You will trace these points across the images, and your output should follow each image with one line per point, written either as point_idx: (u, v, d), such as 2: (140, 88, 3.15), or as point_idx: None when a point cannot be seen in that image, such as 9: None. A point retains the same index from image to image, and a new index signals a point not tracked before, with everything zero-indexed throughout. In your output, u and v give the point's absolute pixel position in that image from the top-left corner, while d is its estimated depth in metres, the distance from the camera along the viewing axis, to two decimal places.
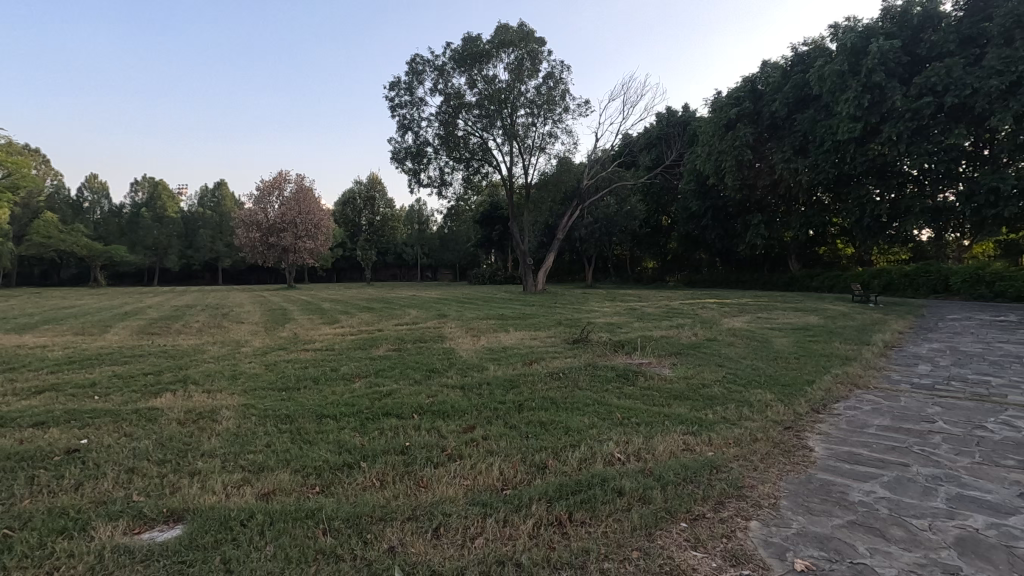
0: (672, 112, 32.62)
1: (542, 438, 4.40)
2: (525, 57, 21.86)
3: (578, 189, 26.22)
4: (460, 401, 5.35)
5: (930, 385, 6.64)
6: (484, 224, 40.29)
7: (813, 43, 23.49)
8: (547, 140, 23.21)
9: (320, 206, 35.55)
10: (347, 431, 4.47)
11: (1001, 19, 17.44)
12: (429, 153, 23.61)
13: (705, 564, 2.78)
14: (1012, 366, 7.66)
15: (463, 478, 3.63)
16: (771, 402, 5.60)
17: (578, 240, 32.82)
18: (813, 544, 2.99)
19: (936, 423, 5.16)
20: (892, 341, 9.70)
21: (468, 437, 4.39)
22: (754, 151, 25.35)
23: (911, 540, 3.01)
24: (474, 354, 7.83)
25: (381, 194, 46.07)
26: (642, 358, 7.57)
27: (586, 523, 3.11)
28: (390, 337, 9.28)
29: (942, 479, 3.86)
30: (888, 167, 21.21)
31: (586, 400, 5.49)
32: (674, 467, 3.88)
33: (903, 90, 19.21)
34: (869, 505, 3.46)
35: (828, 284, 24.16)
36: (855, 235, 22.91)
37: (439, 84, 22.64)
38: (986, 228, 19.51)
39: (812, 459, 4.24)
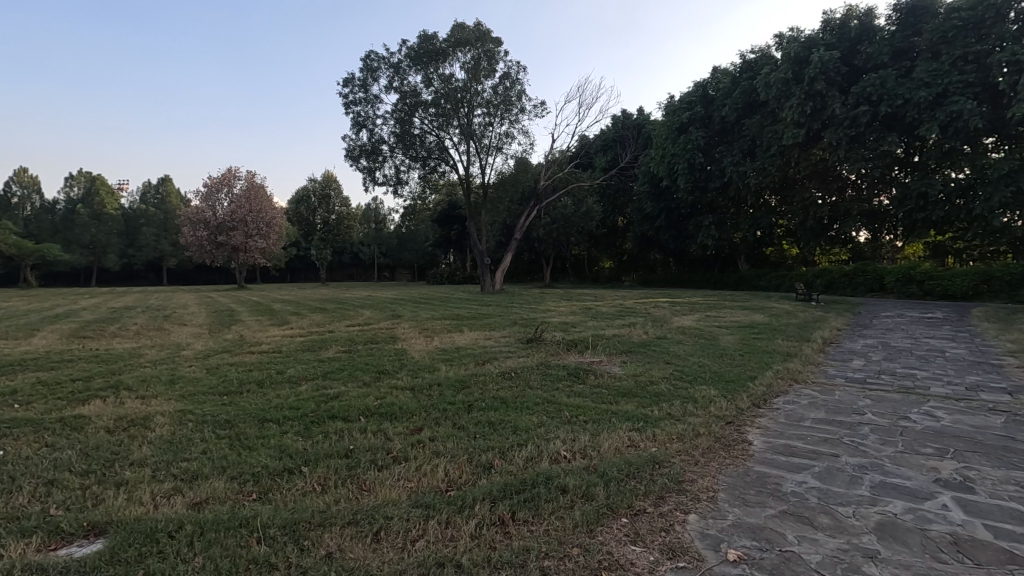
0: (628, 114, 33.23)
1: (490, 438, 4.39)
2: (481, 57, 21.86)
3: (535, 189, 26.34)
4: (408, 403, 5.30)
5: (862, 379, 7.01)
6: (441, 223, 40.05)
7: (760, 52, 24.47)
8: (504, 140, 23.23)
9: (272, 203, 34.45)
10: (290, 435, 4.37)
11: (929, 34, 18.55)
12: (384, 151, 23.28)
13: (643, 558, 2.84)
14: (936, 360, 8.17)
15: (407, 480, 3.60)
16: (715, 398, 5.78)
17: (536, 240, 33.06)
18: (746, 534, 3.10)
19: (866, 415, 5.45)
20: (830, 338, 10.19)
21: (415, 438, 4.37)
22: (705, 154, 26.24)
23: (836, 527, 3.17)
24: (426, 354, 7.79)
25: (336, 192, 45.18)
26: (593, 357, 7.67)
27: (529, 522, 3.13)
28: (341, 338, 9.11)
29: (867, 468, 4.08)
30: (829, 172, 22.30)
31: (536, 399, 5.53)
32: (618, 464, 3.95)
33: (842, 99, 20.26)
34: (799, 495, 3.61)
35: (774, 284, 25.16)
36: (799, 236, 23.86)
37: (395, 81, 22.36)
38: (916, 231, 20.79)
39: (749, 453, 4.39)
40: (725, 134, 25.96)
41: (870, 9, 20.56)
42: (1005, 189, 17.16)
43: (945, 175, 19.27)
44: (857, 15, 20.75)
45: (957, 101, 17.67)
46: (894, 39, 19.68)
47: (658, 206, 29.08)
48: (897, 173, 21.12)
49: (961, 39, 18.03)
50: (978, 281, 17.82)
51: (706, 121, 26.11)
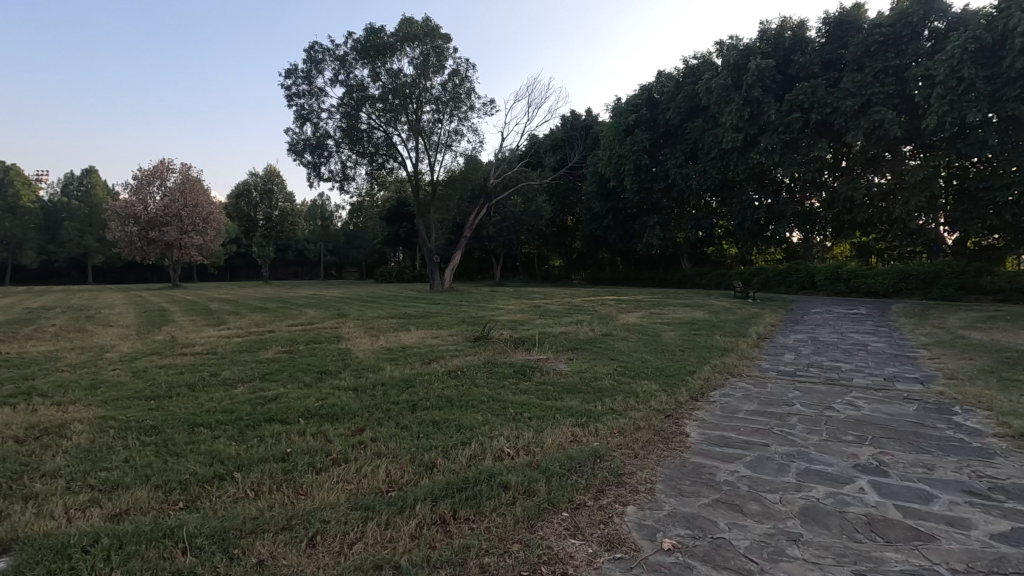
0: (577, 115, 33.70)
1: (433, 437, 4.36)
2: (430, 53, 21.66)
3: (484, 188, 26.27)
4: (351, 403, 5.18)
5: (792, 372, 7.41)
6: (390, 221, 39.31)
7: (702, 58, 25.42)
8: (453, 137, 23.03)
9: (210, 198, 32.83)
10: (223, 439, 4.17)
11: (854, 48, 19.77)
12: (330, 146, 22.67)
13: (582, 550, 2.90)
14: (858, 353, 8.72)
15: (346, 483, 3.52)
16: (656, 392, 5.95)
17: (486, 238, 33.01)
18: (681, 523, 3.20)
19: (795, 406, 5.76)
20: (764, 333, 10.69)
21: (356, 439, 4.26)
22: (651, 155, 26.99)
23: (764, 513, 3.32)
24: (371, 354, 7.62)
25: (280, 187, 43.63)
26: (539, 355, 7.74)
27: (470, 520, 3.13)
28: (282, 338, 8.81)
29: (794, 456, 4.31)
30: (765, 176, 23.40)
31: (482, 396, 5.54)
32: (560, 459, 4.00)
33: (777, 106, 21.36)
34: (732, 484, 3.77)
35: (715, 282, 26.13)
36: (738, 236, 24.86)
37: (341, 75, 21.82)
38: (843, 232, 22.14)
39: (687, 444, 4.56)
40: (669, 137, 26.78)
41: (802, 21, 21.70)
42: (920, 194, 18.55)
43: (870, 179, 20.56)
44: (791, 26, 21.82)
45: (879, 111, 18.95)
46: (824, 51, 20.87)
47: (606, 205, 29.61)
48: (826, 177, 22.37)
49: (883, 53, 19.33)
50: (898, 279, 19.22)
51: (651, 123, 26.82)
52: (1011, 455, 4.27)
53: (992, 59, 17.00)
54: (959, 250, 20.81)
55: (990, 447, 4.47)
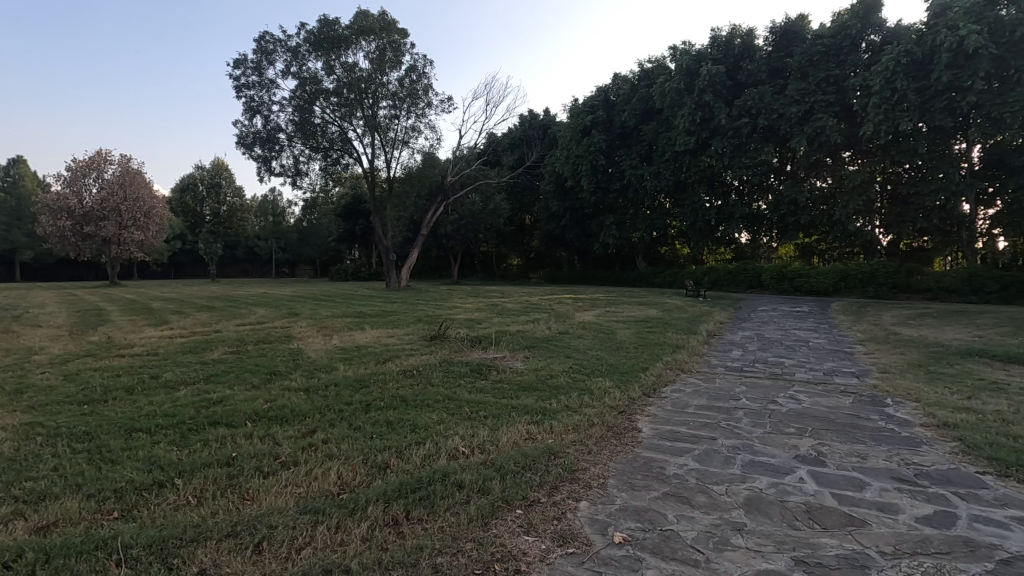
0: (535, 114, 33.90)
1: (387, 438, 4.29)
2: (386, 47, 21.35)
3: (442, 185, 26.06)
4: (302, 404, 5.05)
5: (739, 367, 7.69)
6: (346, 218, 38.46)
7: (656, 62, 26.05)
8: (410, 134, 22.73)
9: (151, 191, 31.24)
10: (163, 445, 3.99)
11: (799, 57, 20.72)
12: (282, 140, 22.01)
13: (534, 547, 2.92)
14: (800, 349, 9.14)
15: (295, 486, 3.43)
16: (610, 389, 6.06)
17: (444, 237, 32.77)
18: (631, 517, 3.27)
19: (741, 400, 5.98)
20: (714, 330, 11.06)
21: (306, 442, 4.15)
22: (607, 156, 27.44)
23: (710, 504, 3.44)
24: (324, 353, 7.45)
25: (228, 181, 42.05)
26: (496, 353, 7.76)
27: (423, 520, 3.10)
28: (229, 337, 8.52)
29: (739, 448, 4.47)
30: (715, 178, 24.17)
31: (437, 396, 5.50)
32: (515, 457, 4.02)
33: (726, 111, 22.15)
34: (681, 477, 3.88)
35: (668, 281, 26.81)
36: (690, 237, 25.56)
37: (293, 67, 21.22)
38: (788, 234, 23.11)
39: (638, 440, 4.66)
40: (625, 139, 27.31)
41: (750, 30, 22.57)
42: (857, 198, 19.70)
43: (813, 183, 21.54)
44: (740, 34, 22.66)
45: (820, 118, 19.92)
46: (771, 58, 21.79)
47: (564, 205, 29.89)
48: (773, 180, 23.27)
49: (824, 63, 20.35)
50: (837, 279, 20.25)
51: (608, 124, 27.29)
52: (936, 443, 4.57)
53: (923, 71, 18.12)
54: (892, 251, 21.90)
55: (917, 436, 4.78)
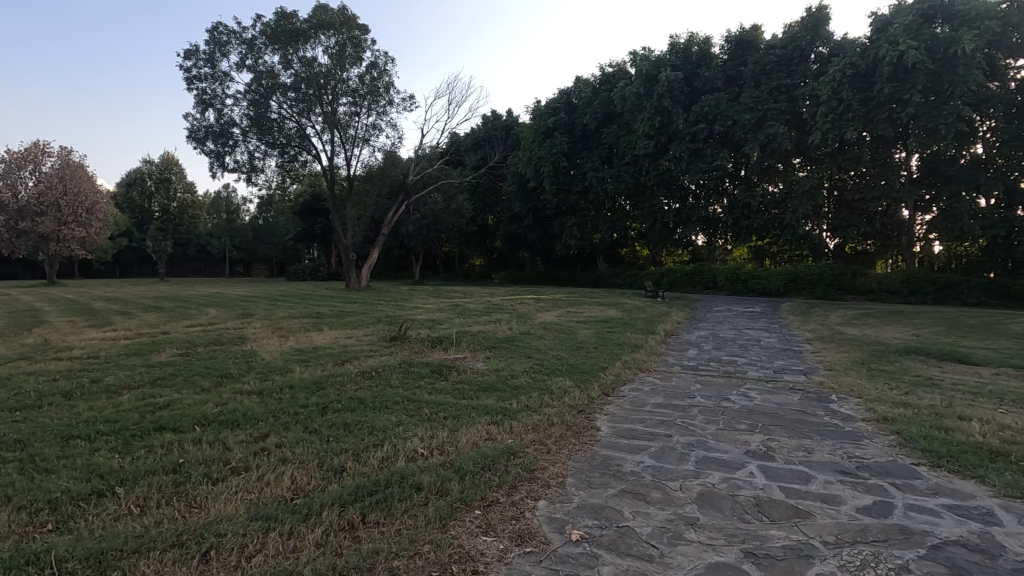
0: (497, 115, 33.92)
1: (343, 441, 4.21)
2: (346, 43, 20.96)
3: (404, 184, 25.75)
4: (255, 408, 4.90)
5: (695, 366, 7.90)
6: (304, 216, 37.49)
7: (617, 66, 26.51)
8: (371, 132, 22.35)
9: (94, 186, 29.69)
10: (103, 452, 3.80)
11: (753, 65, 21.51)
12: (236, 135, 21.31)
13: (493, 547, 2.91)
14: (752, 348, 9.46)
15: (247, 492, 3.32)
16: (570, 388, 6.13)
17: (405, 236, 32.39)
18: (589, 514, 3.31)
19: (696, 398, 6.15)
20: (671, 330, 11.33)
21: (258, 446, 4.04)
22: (569, 158, 27.72)
23: (665, 500, 3.52)
24: (279, 355, 7.25)
25: (178, 176, 40.44)
26: (457, 354, 7.73)
27: (379, 523, 3.05)
28: (178, 339, 8.19)
29: (693, 445, 4.60)
30: (674, 182, 24.77)
31: (396, 397, 5.43)
32: (474, 458, 4.01)
33: (684, 116, 22.76)
34: (637, 474, 3.96)
35: (628, 282, 27.28)
36: (650, 238, 26.11)
37: (248, 59, 20.58)
38: (742, 236, 23.87)
39: (597, 438, 4.72)
40: (586, 141, 27.69)
41: (707, 38, 23.23)
42: (806, 203, 20.56)
43: (765, 188, 22.33)
44: (697, 42, 23.28)
45: (773, 126, 20.72)
46: (727, 66, 22.52)
47: (526, 206, 30.00)
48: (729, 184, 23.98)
49: (776, 73, 21.19)
50: (787, 280, 21.09)
51: (570, 127, 27.60)
52: (876, 436, 4.81)
53: (866, 83, 19.06)
54: (838, 254, 22.90)
55: (859, 430, 5.02)
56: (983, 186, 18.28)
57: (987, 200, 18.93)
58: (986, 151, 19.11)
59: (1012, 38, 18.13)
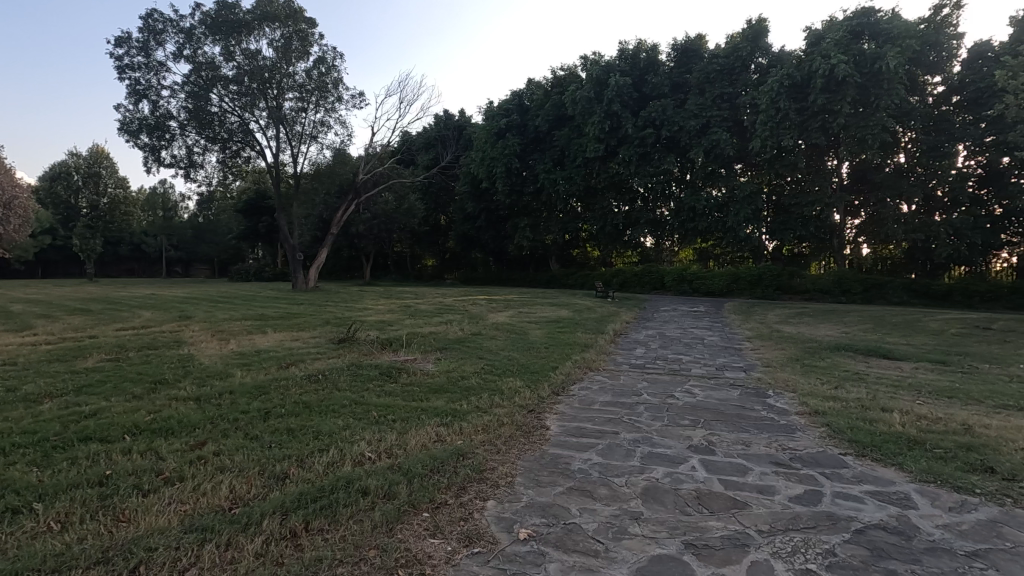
0: (450, 115, 33.76)
1: (287, 447, 4.08)
2: (293, 36, 20.37)
3: (353, 183, 25.19)
4: (191, 415, 4.68)
5: (642, 364, 8.11)
6: (248, 215, 36.06)
7: (568, 70, 26.92)
8: (319, 128, 21.74)
9: (13, 179, 27.50)
10: (19, 466, 3.53)
11: (698, 74, 22.36)
12: (173, 128, 20.28)
13: (440, 549, 2.90)
14: (696, 346, 9.81)
15: (181, 503, 3.17)
16: (520, 388, 6.16)
17: (355, 236, 31.70)
18: (537, 513, 3.34)
19: (643, 395, 6.32)
20: (620, 329, 11.59)
21: (194, 455, 3.86)
22: (522, 160, 27.86)
23: (611, 496, 3.59)
24: (219, 359, 6.95)
25: (109, 170, 37.89)
26: (407, 355, 7.62)
27: (324, 530, 2.98)
28: (107, 344, 7.70)
29: (639, 441, 4.72)
30: (623, 185, 25.39)
31: (343, 400, 5.31)
32: (423, 460, 3.97)
33: (633, 121, 23.35)
34: (585, 471, 4.03)
35: (580, 283, 27.68)
36: (600, 240, 26.59)
37: (186, 49, 19.64)
38: (688, 238, 24.65)
39: (546, 437, 4.77)
40: (538, 143, 27.97)
41: (654, 46, 23.93)
42: (747, 207, 21.48)
43: (710, 192, 23.16)
44: (645, 49, 23.93)
45: (716, 132, 21.57)
46: (673, 74, 23.28)
47: (479, 206, 29.94)
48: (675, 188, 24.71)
49: (719, 82, 22.07)
50: (730, 281, 21.96)
51: (522, 128, 27.78)
52: (808, 429, 5.08)
53: (801, 94, 20.09)
54: (776, 256, 24.00)
55: (793, 423, 5.29)
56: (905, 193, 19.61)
57: (909, 206, 20.34)
58: (907, 160, 20.54)
59: (930, 56, 19.56)
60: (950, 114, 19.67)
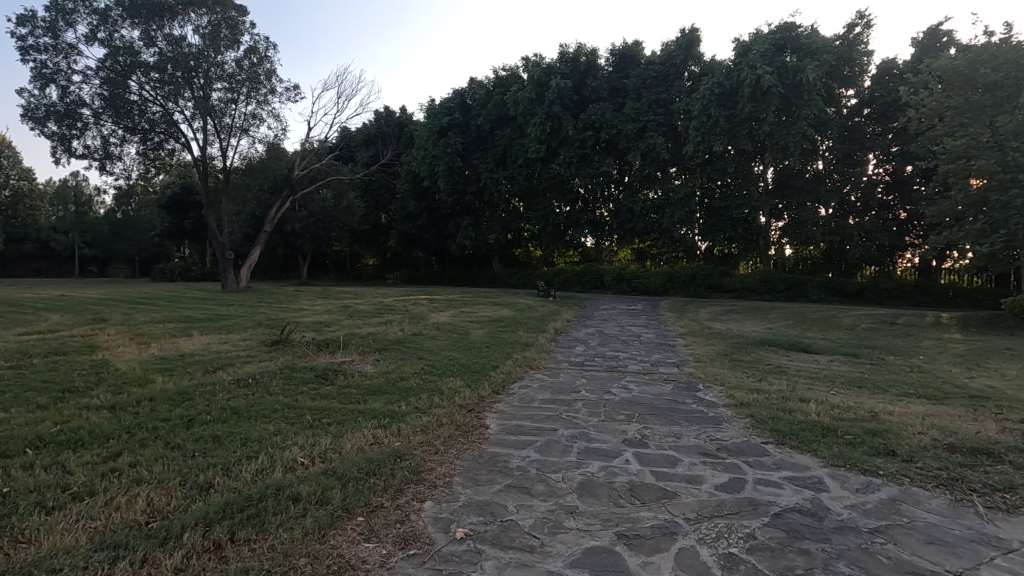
0: (390, 111, 33.15)
1: (212, 455, 3.88)
2: (222, 24, 19.39)
3: (289, 179, 24.25)
4: (105, 425, 4.37)
5: (581, 362, 8.28)
6: (172, 211, 33.97)
7: (510, 71, 27.09)
8: (250, 121, 20.79)
9: None
10: None
11: (635, 79, 23.09)
12: (86, 117, 18.82)
13: (375, 553, 2.85)
14: (633, 343, 10.13)
15: (92, 519, 2.96)
16: (460, 388, 6.15)
17: (291, 234, 30.55)
18: (474, 512, 3.35)
19: (581, 392, 6.46)
20: (561, 328, 11.79)
21: (107, 467, 3.60)
22: (464, 159, 27.74)
23: (548, 492, 3.65)
24: (138, 364, 6.51)
25: (11, 160, 34.68)
26: (344, 357, 7.42)
27: (250, 540, 2.86)
28: (6, 350, 7.04)
29: (577, 437, 4.82)
30: (564, 185, 25.77)
31: (275, 405, 5.12)
32: (359, 463, 3.88)
33: (573, 123, 23.79)
34: (522, 468, 4.07)
35: (522, 282, 27.90)
36: (542, 239, 26.88)
37: (101, 32, 18.28)
38: (626, 239, 25.36)
39: (485, 436, 4.79)
40: (480, 142, 27.95)
41: (593, 50, 24.49)
42: (681, 209, 22.34)
43: (647, 193, 23.92)
44: (585, 53, 24.45)
45: (652, 137, 22.33)
46: (612, 78, 23.91)
47: (420, 205, 29.56)
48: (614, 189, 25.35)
49: (655, 88, 22.86)
50: (665, 280, 22.78)
51: (464, 127, 27.67)
52: (733, 420, 5.36)
53: (730, 102, 21.13)
54: (708, 256, 25.09)
55: (720, 415, 5.57)
56: (823, 197, 21.10)
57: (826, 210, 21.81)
58: (825, 167, 22.03)
59: (845, 70, 21.07)
60: (862, 126, 21.29)
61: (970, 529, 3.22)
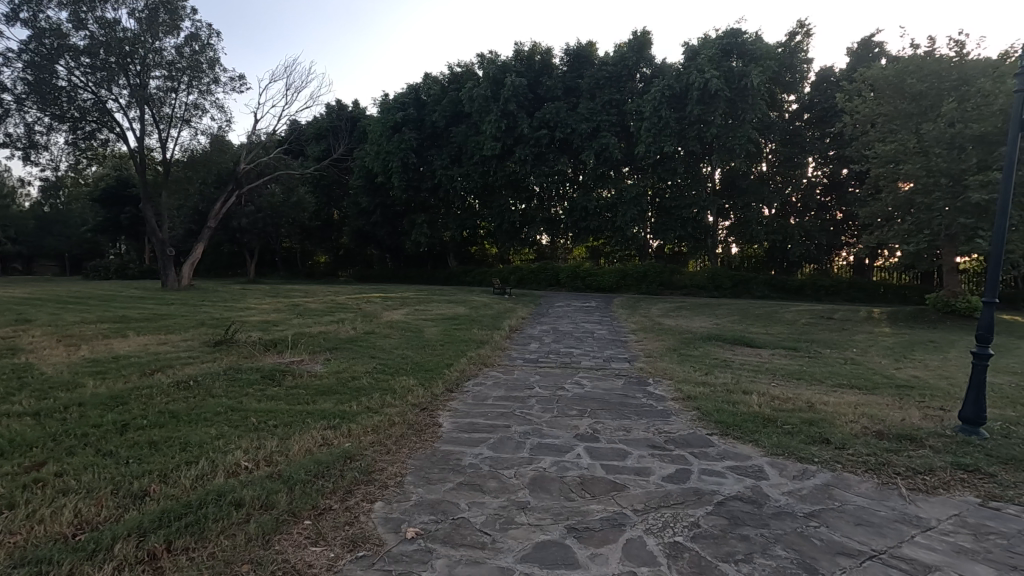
0: (342, 105, 32.37)
1: (148, 461, 3.70)
2: (160, 8, 18.45)
3: (234, 172, 23.30)
4: (28, 433, 4.08)
5: (535, 359, 8.33)
6: (106, 205, 32.06)
7: (465, 67, 26.96)
8: (192, 111, 19.86)
9: None
10: None
11: (589, 79, 23.45)
12: (7, 102, 17.52)
13: (322, 557, 2.78)
14: (586, 340, 10.28)
15: (10, 535, 2.76)
16: (412, 387, 6.08)
17: (237, 230, 29.40)
18: (425, 511, 3.32)
19: (534, 389, 6.51)
20: (516, 325, 11.83)
21: (30, 478, 3.37)
22: (419, 155, 27.37)
23: (500, 488, 3.67)
24: (66, 368, 6.11)
25: None
26: (292, 357, 7.21)
27: (188, 549, 2.74)
28: None
29: (529, 433, 4.86)
30: (519, 184, 25.85)
31: (218, 407, 4.93)
32: (306, 465, 3.78)
33: (528, 121, 23.92)
34: (475, 465, 4.07)
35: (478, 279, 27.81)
36: (497, 237, 26.86)
37: (24, 12, 17.05)
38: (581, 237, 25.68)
39: (438, 435, 4.75)
40: (435, 139, 27.68)
41: (548, 49, 24.69)
42: (634, 208, 22.81)
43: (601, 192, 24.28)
44: (539, 52, 24.64)
45: (605, 137, 22.71)
46: (566, 78, 24.16)
47: (374, 201, 29.01)
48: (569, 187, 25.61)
49: (608, 89, 23.25)
50: (618, 278, 23.22)
51: (418, 123, 27.32)
52: (681, 413, 5.52)
53: (680, 104, 21.73)
54: (659, 254, 25.71)
55: (668, 408, 5.73)
56: (766, 198, 22.04)
57: (770, 210, 22.75)
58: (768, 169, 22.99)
59: (787, 76, 22.03)
60: (802, 130, 22.33)
61: (894, 510, 3.44)
